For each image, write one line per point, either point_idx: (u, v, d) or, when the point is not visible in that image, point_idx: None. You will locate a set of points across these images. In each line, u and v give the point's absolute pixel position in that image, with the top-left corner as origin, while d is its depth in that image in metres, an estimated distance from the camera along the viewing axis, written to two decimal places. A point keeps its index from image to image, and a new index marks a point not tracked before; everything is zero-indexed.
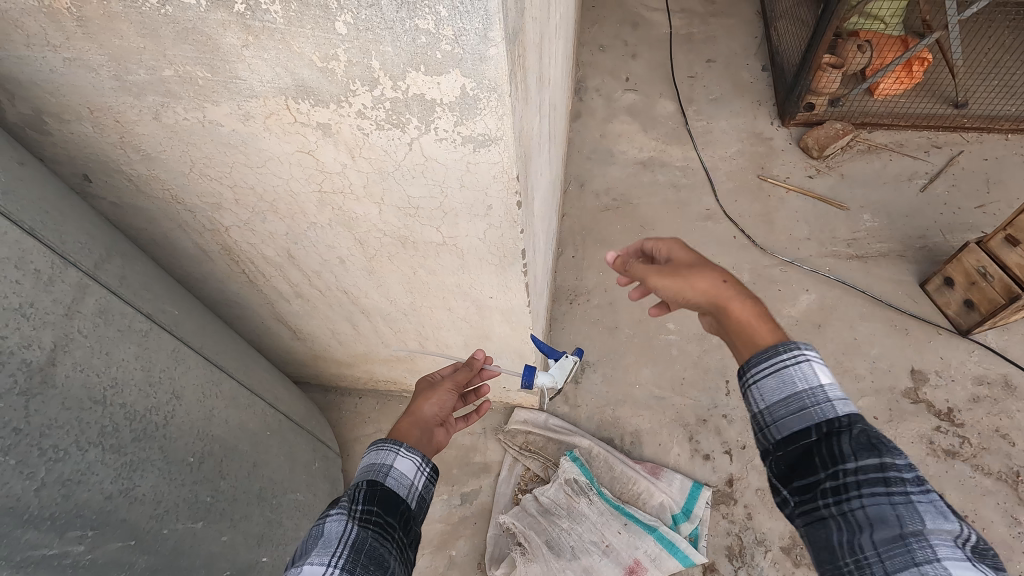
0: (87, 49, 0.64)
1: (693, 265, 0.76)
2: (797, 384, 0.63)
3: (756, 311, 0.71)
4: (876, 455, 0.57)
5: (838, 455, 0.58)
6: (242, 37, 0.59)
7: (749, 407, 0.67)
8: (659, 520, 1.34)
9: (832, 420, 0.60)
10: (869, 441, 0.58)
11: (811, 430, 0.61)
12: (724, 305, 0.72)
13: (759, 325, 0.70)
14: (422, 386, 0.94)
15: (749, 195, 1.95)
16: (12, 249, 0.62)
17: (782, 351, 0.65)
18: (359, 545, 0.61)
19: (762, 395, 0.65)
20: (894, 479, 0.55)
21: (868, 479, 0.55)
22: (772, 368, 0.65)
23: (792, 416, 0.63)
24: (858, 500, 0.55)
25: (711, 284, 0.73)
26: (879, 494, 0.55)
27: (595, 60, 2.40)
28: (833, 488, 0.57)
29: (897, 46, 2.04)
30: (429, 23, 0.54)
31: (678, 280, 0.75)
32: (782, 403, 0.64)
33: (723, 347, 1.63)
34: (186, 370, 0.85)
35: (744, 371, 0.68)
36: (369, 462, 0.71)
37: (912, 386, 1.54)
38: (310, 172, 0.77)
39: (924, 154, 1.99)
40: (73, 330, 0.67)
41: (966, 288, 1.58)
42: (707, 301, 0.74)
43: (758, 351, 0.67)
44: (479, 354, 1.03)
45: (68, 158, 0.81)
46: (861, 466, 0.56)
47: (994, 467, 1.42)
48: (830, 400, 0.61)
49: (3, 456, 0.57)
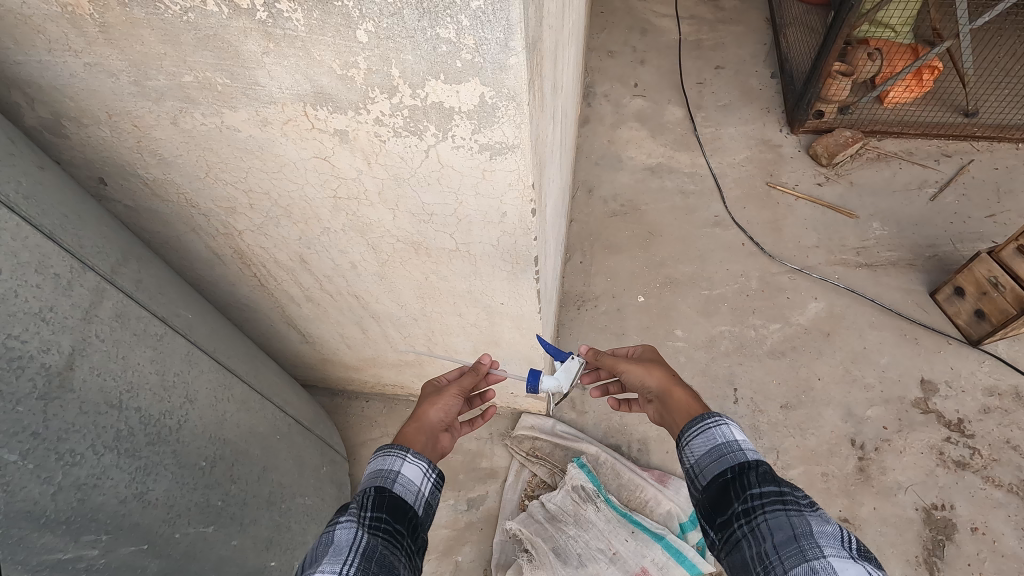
0: (107, 54, 0.64)
1: (653, 361, 0.96)
2: (718, 439, 0.73)
3: (693, 397, 0.87)
4: (776, 484, 0.64)
5: (746, 485, 0.66)
6: (263, 45, 0.60)
7: (685, 465, 0.76)
8: (666, 528, 1.33)
9: (743, 462, 0.69)
10: (772, 476, 0.65)
11: (728, 470, 0.69)
12: (670, 390, 0.89)
13: (694, 408, 0.84)
14: (429, 391, 0.94)
15: (758, 202, 1.95)
16: (33, 254, 0.63)
17: (707, 416, 0.76)
18: (369, 553, 0.58)
19: (693, 452, 0.75)
20: (790, 499, 0.62)
21: (768, 499, 0.62)
22: (699, 429, 0.76)
23: (712, 464, 0.72)
24: (761, 516, 0.62)
25: (664, 375, 0.92)
26: (778, 509, 0.61)
27: (603, 66, 2.40)
28: (743, 511, 0.64)
29: (907, 54, 2.05)
30: (450, 32, 0.54)
31: (640, 367, 0.94)
32: (706, 455, 0.73)
33: (731, 354, 1.62)
34: (199, 374, 0.86)
35: (681, 437, 0.78)
36: (376, 469, 0.72)
37: (922, 396, 1.53)
38: (326, 177, 0.77)
39: (934, 162, 1.99)
40: (91, 334, 0.68)
41: (976, 298, 1.57)
42: (658, 386, 0.91)
43: (690, 420, 0.78)
44: (486, 360, 0.98)
45: (85, 162, 0.81)
46: (763, 491, 0.64)
47: (1005, 479, 1.41)
48: (742, 449, 0.71)
49: (21, 460, 0.58)
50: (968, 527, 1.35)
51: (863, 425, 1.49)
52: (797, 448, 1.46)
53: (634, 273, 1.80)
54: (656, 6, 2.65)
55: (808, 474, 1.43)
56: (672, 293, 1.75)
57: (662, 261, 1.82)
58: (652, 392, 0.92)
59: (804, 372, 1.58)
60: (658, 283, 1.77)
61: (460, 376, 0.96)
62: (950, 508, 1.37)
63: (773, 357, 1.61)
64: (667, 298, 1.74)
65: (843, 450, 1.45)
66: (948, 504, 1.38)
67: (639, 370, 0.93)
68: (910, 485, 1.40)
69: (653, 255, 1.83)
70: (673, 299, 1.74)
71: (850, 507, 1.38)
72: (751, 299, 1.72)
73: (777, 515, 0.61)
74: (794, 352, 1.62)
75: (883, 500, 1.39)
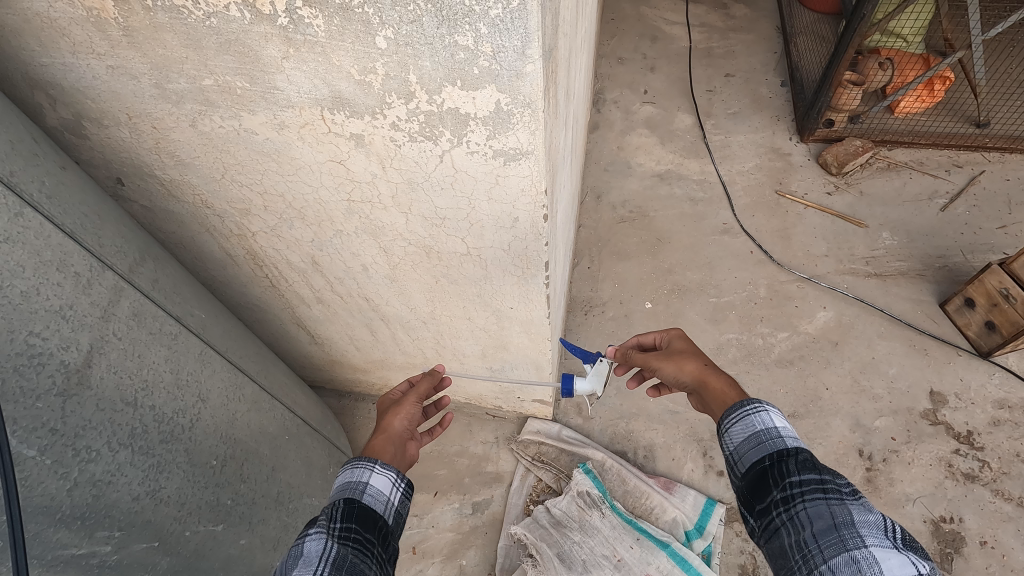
0: (130, 57, 0.65)
1: (682, 352, 0.93)
2: (757, 426, 0.71)
3: (730, 383, 0.84)
4: (817, 472, 0.64)
5: (785, 473, 0.65)
6: (283, 50, 0.61)
7: (725, 450, 0.74)
8: (672, 536, 1.33)
9: (782, 449, 0.68)
10: (812, 463, 0.65)
11: (766, 458, 0.68)
12: (704, 382, 0.86)
13: (731, 396, 0.82)
14: (386, 406, 0.91)
15: (767, 211, 1.95)
16: (55, 252, 0.64)
17: (748, 407, 0.73)
18: (339, 563, 0.58)
19: (732, 438, 0.74)
20: (831, 487, 0.62)
21: (808, 487, 0.63)
22: (738, 416, 0.74)
23: (751, 451, 0.71)
24: (801, 504, 0.62)
25: (696, 366, 0.89)
26: (818, 498, 0.61)
27: (613, 72, 2.41)
28: (781, 500, 0.64)
29: (919, 64, 2.02)
30: (468, 39, 0.55)
31: (672, 363, 0.91)
32: (745, 441, 0.72)
33: (739, 362, 1.62)
34: (211, 373, 0.87)
35: (722, 424, 0.76)
36: (345, 481, 0.70)
37: (931, 408, 1.52)
38: (340, 180, 0.78)
39: (945, 173, 1.98)
40: (109, 333, 0.69)
41: (987, 309, 1.56)
42: (692, 378, 0.88)
43: (728, 407, 0.76)
44: (439, 369, 1.04)
45: (103, 163, 0.83)
46: (803, 479, 0.64)
47: (1015, 492, 1.39)
48: (782, 436, 0.69)
49: (39, 455, 0.59)
50: (977, 541, 1.34)
51: (871, 435, 1.48)
52: None
53: (642, 280, 1.80)
54: (667, 14, 2.65)
55: None
56: (680, 300, 1.75)
57: (670, 268, 1.82)
58: (687, 386, 0.89)
59: (812, 381, 1.58)
60: (665, 290, 1.77)
61: (415, 387, 0.94)
62: (959, 521, 1.36)
63: (780, 366, 1.61)
64: (675, 305, 1.74)
65: (851, 460, 1.45)
66: (956, 517, 1.37)
67: (670, 367, 0.91)
68: (918, 496, 1.39)
69: (661, 262, 1.83)
70: (680, 305, 1.74)
71: None
72: (759, 307, 1.72)
73: (816, 504, 0.61)
74: (802, 362, 1.61)
75: (891, 511, 1.38)
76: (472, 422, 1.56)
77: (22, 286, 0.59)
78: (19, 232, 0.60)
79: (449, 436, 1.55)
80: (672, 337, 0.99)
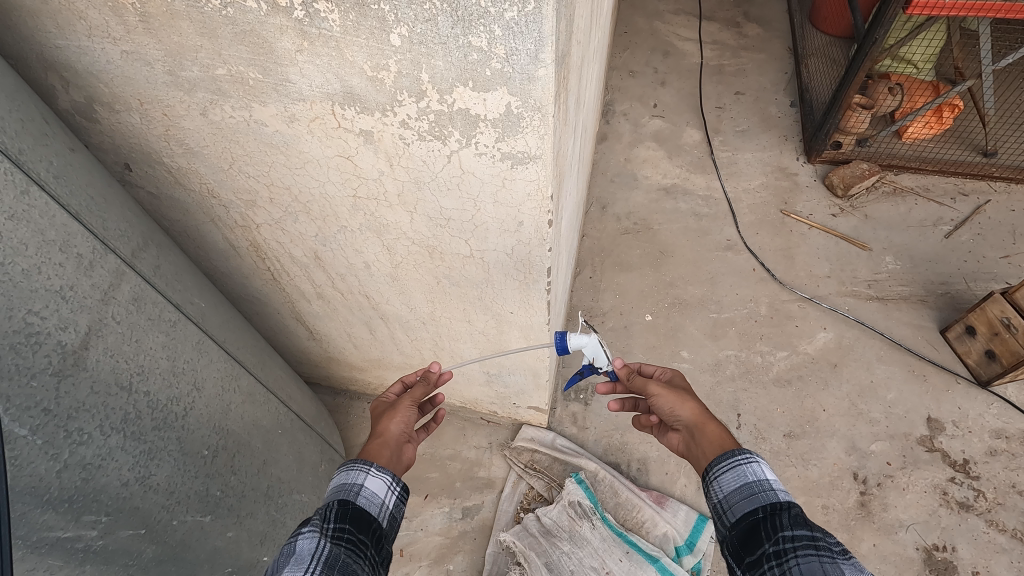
0: (145, 43, 0.65)
1: (683, 390, 0.91)
2: (748, 476, 0.71)
3: (727, 431, 0.82)
4: (809, 528, 0.62)
5: (778, 526, 0.64)
6: (297, 43, 0.61)
7: (714, 503, 0.74)
8: (662, 551, 1.31)
9: (776, 502, 0.67)
10: (805, 519, 0.63)
11: (758, 510, 0.67)
12: (702, 424, 0.84)
13: (730, 441, 0.80)
14: (381, 411, 0.90)
15: (771, 230, 1.95)
16: (59, 233, 0.64)
17: (737, 455, 0.74)
18: (332, 562, 0.58)
19: (721, 490, 0.73)
20: (823, 545, 0.59)
21: (800, 543, 0.60)
22: (728, 465, 0.74)
23: (742, 501, 0.70)
24: (793, 559, 0.59)
25: (696, 407, 0.87)
26: (810, 554, 0.59)
27: (624, 85, 2.42)
28: (774, 553, 0.61)
29: (928, 91, 2.03)
30: (482, 41, 0.55)
31: (672, 394, 0.89)
32: (736, 492, 0.71)
33: (736, 379, 1.61)
34: (207, 363, 0.86)
35: (713, 474, 0.75)
36: (339, 483, 0.70)
37: (928, 434, 1.51)
38: (347, 176, 0.78)
39: (951, 200, 1.98)
40: (107, 316, 0.68)
41: (987, 338, 1.56)
42: (689, 417, 0.86)
43: (720, 455, 0.76)
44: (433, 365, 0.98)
45: (112, 148, 0.83)
46: (795, 534, 0.61)
47: (1009, 523, 1.38)
48: (774, 489, 0.69)
49: (31, 435, 0.58)
50: (969, 571, 1.33)
51: (867, 459, 1.48)
52: (799, 477, 1.45)
53: (644, 292, 1.80)
54: (679, 29, 2.67)
55: (809, 505, 1.41)
56: (680, 314, 1.74)
57: (672, 282, 1.82)
58: (680, 422, 0.87)
59: (810, 403, 1.57)
60: (666, 303, 1.77)
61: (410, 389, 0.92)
62: (952, 550, 1.35)
63: (778, 385, 1.60)
64: (675, 318, 1.74)
65: (845, 484, 1.44)
66: (950, 545, 1.35)
67: (671, 398, 0.88)
68: (911, 523, 1.38)
69: (664, 275, 1.83)
70: (681, 319, 1.73)
71: (850, 541, 1.36)
72: (760, 325, 1.72)
73: (809, 560, 0.58)
74: (801, 382, 1.61)
75: (884, 537, 1.37)
76: (467, 427, 1.56)
77: (23, 264, 0.59)
78: (25, 209, 0.60)
79: (443, 439, 1.54)
80: (672, 374, 0.97)
